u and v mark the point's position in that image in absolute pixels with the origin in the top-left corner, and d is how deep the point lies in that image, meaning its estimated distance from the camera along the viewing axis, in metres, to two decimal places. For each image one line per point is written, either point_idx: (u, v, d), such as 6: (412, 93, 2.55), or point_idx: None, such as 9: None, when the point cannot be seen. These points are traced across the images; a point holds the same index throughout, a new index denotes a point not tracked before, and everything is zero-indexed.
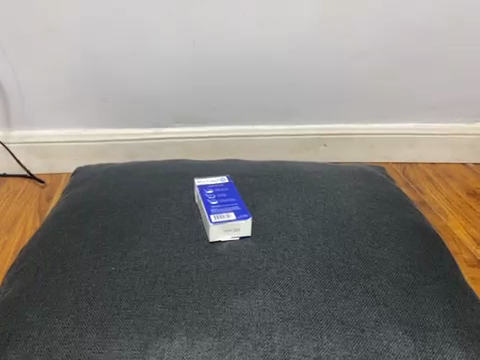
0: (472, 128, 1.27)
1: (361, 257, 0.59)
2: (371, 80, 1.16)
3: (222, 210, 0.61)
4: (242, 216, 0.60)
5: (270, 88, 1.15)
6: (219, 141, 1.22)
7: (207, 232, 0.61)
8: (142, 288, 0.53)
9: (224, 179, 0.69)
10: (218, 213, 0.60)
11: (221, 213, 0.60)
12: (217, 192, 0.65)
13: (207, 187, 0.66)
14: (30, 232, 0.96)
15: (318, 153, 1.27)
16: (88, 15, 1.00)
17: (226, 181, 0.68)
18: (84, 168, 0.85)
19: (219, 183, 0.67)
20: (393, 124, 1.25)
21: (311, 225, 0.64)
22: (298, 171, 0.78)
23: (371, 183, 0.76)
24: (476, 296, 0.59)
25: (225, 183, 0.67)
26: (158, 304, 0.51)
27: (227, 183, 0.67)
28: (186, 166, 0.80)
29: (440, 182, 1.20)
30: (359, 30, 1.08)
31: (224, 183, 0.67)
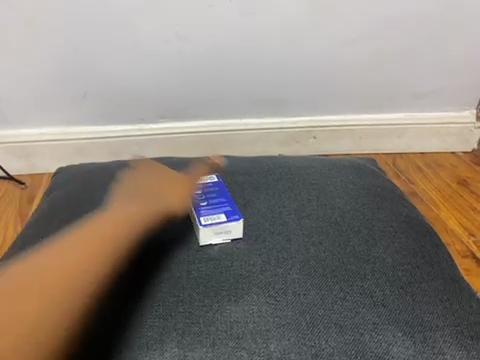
0: (462, 117, 1.25)
1: (356, 256, 0.57)
2: (358, 71, 1.14)
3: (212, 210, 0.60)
4: (234, 218, 0.58)
5: (257, 81, 1.12)
6: (207, 137, 1.19)
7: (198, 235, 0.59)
8: (133, 299, 0.51)
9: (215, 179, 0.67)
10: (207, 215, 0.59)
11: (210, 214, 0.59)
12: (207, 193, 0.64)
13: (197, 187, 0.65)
14: (11, 236, 0.92)
15: (307, 146, 1.25)
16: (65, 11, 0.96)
17: (215, 181, 0.67)
18: (65, 168, 0.81)
19: (209, 183, 0.66)
20: (382, 115, 1.23)
21: (305, 224, 0.62)
22: (290, 166, 0.75)
23: (363, 177, 0.75)
24: (474, 291, 0.58)
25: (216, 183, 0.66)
26: (150, 317, 0.49)
27: (217, 183, 0.66)
28: (173, 164, 0.77)
29: (430, 172, 1.19)
30: (346, 23, 1.06)
31: (215, 183, 0.66)
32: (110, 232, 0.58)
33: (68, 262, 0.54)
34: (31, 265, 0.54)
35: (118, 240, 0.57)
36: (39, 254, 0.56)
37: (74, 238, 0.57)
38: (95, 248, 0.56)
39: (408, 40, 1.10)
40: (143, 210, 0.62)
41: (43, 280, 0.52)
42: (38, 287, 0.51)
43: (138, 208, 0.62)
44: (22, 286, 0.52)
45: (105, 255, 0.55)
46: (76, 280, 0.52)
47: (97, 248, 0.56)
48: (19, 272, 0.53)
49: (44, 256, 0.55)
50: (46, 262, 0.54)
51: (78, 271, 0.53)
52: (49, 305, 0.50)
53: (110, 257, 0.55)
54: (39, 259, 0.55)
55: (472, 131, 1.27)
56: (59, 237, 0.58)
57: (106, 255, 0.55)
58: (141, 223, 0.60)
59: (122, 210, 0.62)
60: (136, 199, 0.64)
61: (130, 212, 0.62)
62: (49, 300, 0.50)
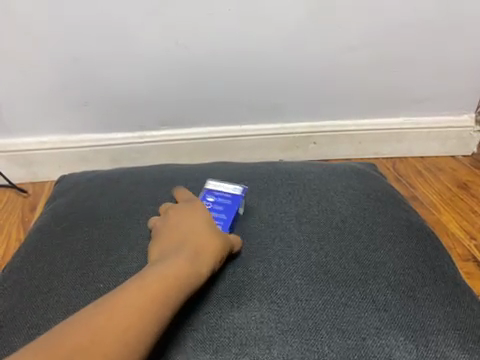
0: (460, 122, 1.25)
1: (358, 261, 0.57)
2: (356, 76, 1.15)
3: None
4: None
5: (256, 87, 1.13)
6: (207, 144, 1.19)
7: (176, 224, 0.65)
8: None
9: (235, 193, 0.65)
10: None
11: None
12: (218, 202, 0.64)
13: (214, 193, 0.66)
14: (14, 245, 0.93)
15: (307, 151, 1.25)
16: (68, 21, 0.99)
17: (234, 193, 0.65)
18: (68, 175, 0.82)
19: (228, 193, 0.65)
20: (383, 120, 1.23)
21: (306, 230, 0.62)
22: (290, 172, 0.76)
23: (364, 182, 0.75)
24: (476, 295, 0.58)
25: (235, 198, 0.65)
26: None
27: (233, 196, 0.65)
28: (174, 171, 0.77)
29: (430, 175, 1.20)
30: (342, 29, 1.08)
31: (233, 199, 0.65)
32: (176, 279, 0.48)
33: (112, 332, 0.40)
34: (113, 315, 0.42)
35: (173, 283, 0.47)
36: (103, 309, 0.43)
37: (151, 284, 0.46)
38: (158, 289, 0.46)
39: (404, 45, 1.12)
40: (207, 251, 0.53)
41: (81, 356, 0.38)
42: (107, 353, 0.39)
43: (202, 249, 0.52)
44: (90, 352, 0.38)
45: (163, 311, 0.44)
46: (135, 337, 0.41)
47: (159, 291, 0.45)
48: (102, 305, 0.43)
49: (119, 305, 0.43)
50: (109, 321, 0.41)
51: (145, 319, 0.42)
52: (117, 355, 0.39)
53: (161, 316, 0.44)
54: (94, 320, 0.41)
55: (472, 135, 1.27)
56: (138, 282, 0.46)
57: (167, 309, 0.45)
58: (198, 269, 0.50)
59: (189, 250, 0.52)
60: (198, 238, 0.54)
61: (190, 258, 0.51)
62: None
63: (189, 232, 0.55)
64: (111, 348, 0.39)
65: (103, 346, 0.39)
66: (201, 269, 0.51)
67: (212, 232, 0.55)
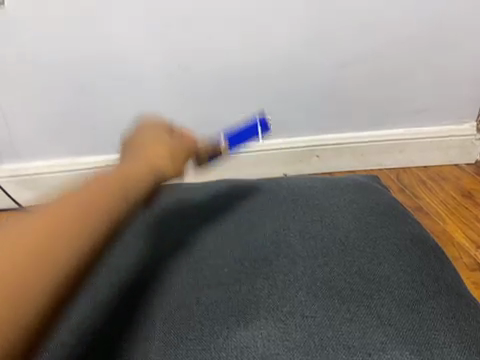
0: (460, 130, 1.26)
1: (362, 275, 0.58)
2: (354, 90, 1.18)
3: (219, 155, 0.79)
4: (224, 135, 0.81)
5: (256, 103, 1.16)
6: (212, 161, 1.21)
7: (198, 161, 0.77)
8: (146, 330, 0.52)
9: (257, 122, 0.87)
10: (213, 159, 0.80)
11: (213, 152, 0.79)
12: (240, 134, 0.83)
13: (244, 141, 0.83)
14: None
15: (310, 164, 1.26)
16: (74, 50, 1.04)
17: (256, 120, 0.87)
18: None
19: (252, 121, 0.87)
20: (384, 131, 1.24)
21: (310, 246, 0.63)
22: (293, 187, 0.77)
23: (366, 195, 0.76)
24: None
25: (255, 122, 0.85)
26: (166, 347, 0.50)
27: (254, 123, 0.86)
28: (178, 190, 0.79)
29: (434, 185, 1.20)
30: (338, 45, 1.13)
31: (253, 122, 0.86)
32: (112, 191, 0.49)
33: (47, 236, 0.42)
34: (47, 220, 0.43)
35: (121, 192, 0.50)
36: (40, 217, 0.44)
37: (86, 194, 0.48)
38: (108, 195, 0.48)
39: (399, 58, 1.16)
40: (143, 178, 0.56)
41: (16, 254, 0.40)
42: (43, 254, 0.40)
43: (138, 175, 0.56)
44: (27, 254, 0.40)
45: (101, 209, 0.46)
46: (72, 234, 0.43)
47: (94, 199, 0.47)
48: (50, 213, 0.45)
49: (54, 214, 0.44)
50: (44, 227, 0.43)
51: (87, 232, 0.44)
52: (53, 255, 0.40)
53: (102, 218, 0.46)
54: (31, 227, 0.43)
55: (474, 143, 1.28)
56: (92, 188, 0.49)
57: (107, 209, 0.47)
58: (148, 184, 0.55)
59: (125, 174, 0.55)
60: (133, 168, 0.58)
61: (145, 179, 0.56)
62: (28, 265, 0.39)
63: (129, 166, 0.59)
64: (49, 250, 0.41)
65: (39, 248, 0.41)
66: (140, 192, 0.53)
67: (147, 167, 0.60)
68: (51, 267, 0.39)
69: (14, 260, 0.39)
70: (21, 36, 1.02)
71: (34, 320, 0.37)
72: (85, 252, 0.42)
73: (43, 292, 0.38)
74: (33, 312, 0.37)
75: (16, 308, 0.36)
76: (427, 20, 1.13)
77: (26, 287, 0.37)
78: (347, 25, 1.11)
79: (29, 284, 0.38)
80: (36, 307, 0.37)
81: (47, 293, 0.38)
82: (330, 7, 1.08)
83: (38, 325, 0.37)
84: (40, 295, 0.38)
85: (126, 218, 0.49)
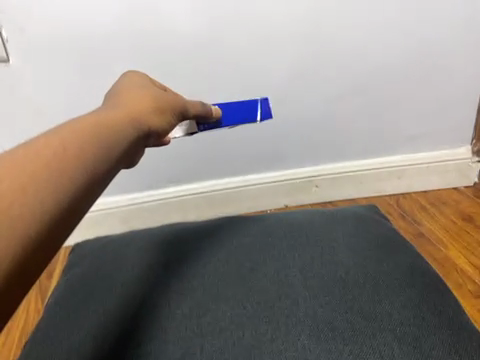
0: (457, 154, 1.31)
1: (363, 314, 0.59)
2: (350, 121, 1.23)
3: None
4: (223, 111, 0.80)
5: (254, 138, 1.20)
6: (213, 196, 1.23)
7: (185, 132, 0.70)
8: None
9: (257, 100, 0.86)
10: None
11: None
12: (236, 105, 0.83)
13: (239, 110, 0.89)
14: (33, 315, 0.98)
15: (310, 194, 1.29)
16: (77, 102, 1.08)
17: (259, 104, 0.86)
18: (81, 243, 0.86)
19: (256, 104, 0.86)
20: (381, 159, 1.29)
21: (311, 285, 0.64)
22: (293, 223, 0.78)
23: (366, 228, 0.77)
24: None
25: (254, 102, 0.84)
26: None
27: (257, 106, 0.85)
28: (180, 230, 0.80)
29: (434, 210, 1.23)
30: (331, 81, 1.18)
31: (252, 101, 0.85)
32: (129, 115, 0.47)
33: (63, 147, 0.38)
34: (67, 129, 0.40)
35: (109, 134, 0.42)
36: (57, 129, 0.40)
37: (105, 116, 0.44)
38: (90, 135, 0.40)
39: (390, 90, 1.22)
40: (158, 101, 0.52)
41: (31, 156, 0.35)
42: (55, 154, 0.37)
43: (148, 101, 0.51)
44: (40, 153, 0.36)
45: (120, 133, 0.44)
46: (87, 151, 0.39)
47: (116, 121, 0.44)
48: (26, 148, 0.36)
49: (72, 126, 0.41)
50: (65, 131, 0.40)
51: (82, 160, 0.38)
52: (65, 159, 0.37)
53: (118, 139, 0.43)
54: (51, 134, 0.39)
55: (471, 165, 1.33)
56: (70, 126, 0.41)
57: (125, 132, 0.44)
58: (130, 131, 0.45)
59: (137, 97, 0.50)
60: (138, 97, 0.51)
61: (124, 125, 0.45)
62: (42, 168, 0.35)
63: (133, 89, 0.53)
64: (61, 154, 0.37)
65: (53, 150, 0.37)
66: (159, 123, 0.50)
67: (153, 95, 0.52)
68: (64, 174, 0.36)
69: (27, 163, 0.35)
70: (24, 90, 1.05)
71: (36, 233, 0.33)
72: (80, 186, 0.37)
73: (50, 198, 0.34)
74: (38, 212, 0.33)
75: (21, 206, 0.32)
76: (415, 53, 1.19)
77: (34, 192, 0.33)
78: (338, 62, 1.16)
79: (37, 188, 0.34)
80: (42, 216, 0.33)
81: (57, 191, 0.35)
82: (318, 45, 1.14)
83: (38, 229, 0.33)
84: (47, 197, 0.34)
85: (141, 135, 0.47)
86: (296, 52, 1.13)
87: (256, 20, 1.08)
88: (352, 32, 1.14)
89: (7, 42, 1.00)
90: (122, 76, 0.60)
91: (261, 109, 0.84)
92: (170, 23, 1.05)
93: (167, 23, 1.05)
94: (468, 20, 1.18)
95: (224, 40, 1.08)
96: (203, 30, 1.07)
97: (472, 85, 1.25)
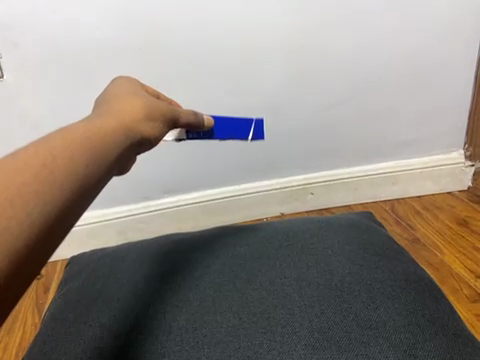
0: (451, 158, 1.35)
1: (359, 322, 0.60)
2: (346, 128, 1.25)
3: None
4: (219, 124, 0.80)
5: (250, 147, 1.21)
6: (209, 205, 1.24)
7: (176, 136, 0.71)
8: None
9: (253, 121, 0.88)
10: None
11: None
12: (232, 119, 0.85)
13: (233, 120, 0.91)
14: (31, 330, 0.98)
15: (306, 201, 1.31)
16: (72, 113, 1.08)
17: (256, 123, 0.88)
18: (77, 256, 0.86)
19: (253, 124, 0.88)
20: (375, 165, 1.32)
21: (307, 294, 0.64)
22: (288, 231, 0.79)
23: (360, 235, 0.78)
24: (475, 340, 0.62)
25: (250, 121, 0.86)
26: None
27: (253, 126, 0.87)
28: (176, 242, 0.81)
29: (430, 215, 1.26)
30: (325, 89, 1.20)
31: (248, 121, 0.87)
32: (119, 124, 0.47)
33: (52, 158, 0.38)
34: (56, 139, 0.40)
35: (99, 141, 0.43)
36: (45, 140, 0.40)
37: (94, 125, 0.44)
38: (80, 143, 0.41)
39: (385, 96, 1.24)
40: (148, 108, 0.52)
41: (19, 168, 0.36)
42: (44, 166, 0.37)
43: (139, 108, 0.51)
44: (28, 165, 0.37)
45: (110, 142, 0.44)
46: (78, 160, 0.40)
47: (105, 130, 0.45)
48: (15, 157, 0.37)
49: (60, 137, 0.41)
50: (54, 142, 0.40)
51: (70, 169, 0.39)
52: (54, 171, 0.37)
53: (108, 148, 0.43)
54: (40, 145, 0.39)
55: (464, 169, 1.36)
56: (61, 134, 0.41)
57: (116, 140, 0.45)
58: (121, 138, 0.46)
59: (127, 106, 0.51)
60: (128, 105, 0.51)
61: (115, 132, 0.46)
62: (32, 180, 0.36)
63: (122, 97, 0.53)
64: (49, 166, 0.37)
65: (42, 161, 0.37)
66: (149, 131, 0.51)
67: (143, 102, 0.53)
68: (53, 186, 0.37)
69: (16, 175, 0.35)
70: (20, 104, 1.05)
71: (26, 244, 0.33)
72: (68, 195, 0.37)
73: (40, 209, 0.35)
74: (28, 224, 0.34)
75: (11, 219, 0.33)
76: (408, 60, 1.22)
77: (24, 204, 0.34)
78: (331, 70, 1.18)
79: (27, 200, 0.35)
80: (32, 227, 0.34)
81: (48, 203, 0.36)
82: (311, 53, 1.15)
83: (29, 241, 0.34)
84: (37, 209, 0.35)
85: (132, 144, 0.47)
86: (289, 62, 1.14)
87: (250, 31, 1.09)
88: (344, 41, 1.16)
89: (3, 58, 1.00)
90: (115, 80, 0.61)
91: (254, 129, 0.87)
92: (166, 36, 1.06)
93: (162, 35, 1.05)
94: (457, 28, 1.21)
95: (219, 52, 1.10)
96: (198, 42, 1.08)
97: (462, 91, 1.29)
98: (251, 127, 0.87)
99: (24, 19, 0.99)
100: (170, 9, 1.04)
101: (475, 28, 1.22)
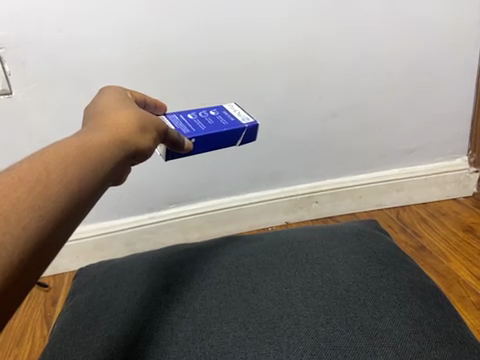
0: (455, 165, 1.36)
1: (364, 332, 0.60)
2: (349, 137, 1.26)
3: (186, 119, 0.71)
4: (195, 122, 0.70)
5: (254, 157, 1.22)
6: (215, 215, 1.25)
7: (162, 151, 0.66)
8: None
9: (244, 124, 0.70)
10: (177, 117, 0.72)
11: (178, 124, 0.69)
12: (219, 122, 0.70)
13: (223, 110, 0.75)
14: (40, 342, 0.99)
15: (311, 210, 1.32)
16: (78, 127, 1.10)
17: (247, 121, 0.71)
18: (83, 269, 0.87)
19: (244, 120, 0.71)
20: (378, 172, 1.32)
21: (312, 303, 0.65)
22: (292, 240, 0.80)
23: (364, 243, 0.78)
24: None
25: (240, 127, 0.69)
26: None
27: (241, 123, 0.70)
28: (182, 252, 0.82)
29: (435, 222, 1.27)
30: (328, 98, 1.21)
31: (238, 124, 0.70)
32: (113, 137, 0.48)
33: (48, 172, 0.40)
34: (50, 154, 0.42)
35: (93, 155, 0.44)
36: (39, 155, 0.42)
37: (86, 139, 0.46)
38: (74, 157, 0.43)
39: (386, 104, 1.25)
40: (143, 119, 0.53)
41: (14, 184, 0.38)
42: (39, 180, 0.39)
43: (133, 119, 0.52)
44: (23, 179, 0.38)
45: (103, 155, 0.45)
46: (72, 174, 0.42)
47: (98, 144, 0.46)
48: (11, 171, 0.39)
49: (55, 151, 0.43)
50: (49, 157, 0.42)
51: (65, 182, 0.40)
52: (49, 185, 0.39)
53: (101, 161, 0.45)
54: (34, 160, 0.41)
55: (468, 175, 1.37)
56: (56, 148, 0.43)
57: (111, 153, 0.47)
58: (114, 151, 0.47)
59: (120, 117, 0.52)
60: (120, 116, 0.52)
61: (109, 145, 0.47)
62: (27, 196, 0.37)
63: (115, 108, 0.54)
64: (44, 181, 0.39)
65: (36, 176, 0.39)
66: (144, 141, 0.52)
67: (136, 113, 0.54)
68: (47, 200, 0.38)
69: (10, 191, 0.37)
70: (28, 120, 1.07)
71: (21, 258, 0.35)
72: (63, 207, 0.39)
73: (35, 223, 0.37)
74: (23, 238, 0.36)
75: (6, 234, 0.35)
76: (408, 69, 1.23)
77: (19, 219, 0.36)
78: (332, 80, 1.19)
79: (23, 215, 0.36)
80: (27, 242, 0.36)
81: (43, 218, 0.37)
82: (312, 64, 1.17)
83: (23, 254, 0.36)
84: (32, 223, 0.37)
85: (126, 155, 0.49)
86: (291, 73, 1.16)
87: (251, 43, 1.11)
88: (345, 52, 1.17)
89: (10, 75, 1.03)
90: (107, 90, 0.62)
91: (245, 135, 0.70)
92: (170, 51, 1.08)
93: (166, 50, 1.08)
94: (457, 37, 1.23)
95: (222, 65, 1.11)
96: (201, 56, 1.10)
97: (464, 98, 1.30)
98: (242, 133, 0.69)
99: (32, 36, 1.01)
100: (173, 24, 1.06)
101: (475, 35, 1.24)
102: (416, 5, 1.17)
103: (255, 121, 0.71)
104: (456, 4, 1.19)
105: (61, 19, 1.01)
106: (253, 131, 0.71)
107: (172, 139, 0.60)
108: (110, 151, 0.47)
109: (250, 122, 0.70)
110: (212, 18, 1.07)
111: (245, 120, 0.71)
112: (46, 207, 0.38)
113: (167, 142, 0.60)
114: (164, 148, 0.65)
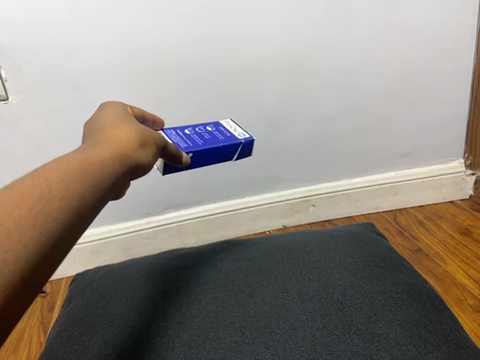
0: (451, 167, 1.37)
1: (361, 335, 0.60)
2: (346, 141, 1.27)
3: (184, 134, 0.71)
4: (191, 136, 0.70)
5: (252, 161, 1.22)
6: (212, 220, 1.25)
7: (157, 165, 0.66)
8: None
9: (240, 139, 0.70)
10: (174, 133, 0.72)
11: (175, 139, 0.70)
12: (215, 137, 0.71)
13: (220, 126, 0.75)
14: (36, 349, 0.98)
15: (308, 214, 1.32)
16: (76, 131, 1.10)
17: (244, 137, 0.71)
18: (79, 274, 0.86)
19: (242, 135, 0.72)
20: (375, 176, 1.33)
21: (309, 308, 0.65)
22: (289, 245, 0.80)
23: (360, 246, 0.78)
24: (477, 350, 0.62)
25: (236, 142, 0.70)
26: None
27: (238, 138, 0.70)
28: (179, 257, 0.82)
29: (433, 226, 1.27)
30: (325, 101, 1.21)
31: (234, 139, 0.70)
32: (113, 152, 0.49)
33: (49, 189, 0.40)
34: (51, 170, 0.42)
35: (92, 171, 0.44)
36: (41, 170, 0.42)
37: (87, 154, 0.46)
38: (73, 174, 0.43)
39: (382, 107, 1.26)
40: (142, 135, 0.54)
41: (16, 200, 0.38)
42: (40, 196, 0.39)
43: (133, 134, 0.52)
44: (26, 196, 0.38)
45: (102, 171, 0.45)
46: (73, 190, 0.42)
47: (98, 159, 0.46)
48: (12, 187, 0.39)
49: (56, 167, 0.43)
50: (50, 173, 0.42)
51: (65, 199, 0.40)
52: (49, 202, 0.39)
53: (101, 174, 0.45)
54: (36, 176, 0.41)
55: (464, 177, 1.38)
56: (56, 164, 0.43)
57: (110, 168, 0.47)
58: (113, 167, 0.47)
59: (121, 132, 0.52)
60: (121, 131, 0.52)
61: (108, 161, 0.47)
62: (28, 213, 0.37)
63: (115, 123, 0.55)
64: (45, 197, 0.39)
65: (38, 193, 0.39)
66: (143, 156, 0.52)
67: (136, 128, 0.54)
68: (49, 216, 0.38)
69: (13, 208, 0.37)
70: (25, 125, 1.07)
71: (22, 276, 0.35)
72: (64, 224, 0.39)
73: (36, 239, 0.37)
74: (23, 256, 0.36)
75: (8, 252, 0.35)
76: (405, 72, 1.24)
77: (21, 237, 0.36)
78: (329, 84, 1.20)
79: (24, 232, 0.36)
80: (28, 259, 0.36)
81: (43, 234, 0.37)
82: (310, 67, 1.17)
83: (24, 272, 0.35)
84: (33, 240, 0.37)
85: (126, 170, 0.49)
86: (288, 77, 1.16)
87: (249, 47, 1.12)
88: (343, 55, 1.18)
89: (7, 80, 1.03)
90: (104, 105, 0.62)
91: (241, 150, 0.70)
92: (168, 56, 1.08)
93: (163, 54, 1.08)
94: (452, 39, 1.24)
95: (219, 68, 1.12)
96: (198, 59, 1.10)
97: (460, 101, 1.31)
98: (238, 148, 0.70)
99: (29, 42, 1.01)
100: (172, 29, 1.07)
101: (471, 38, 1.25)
102: (413, 8, 1.18)
103: (251, 137, 0.71)
104: (452, 8, 1.20)
105: (58, 24, 1.01)
106: (250, 146, 0.71)
107: (171, 153, 0.61)
108: (110, 167, 0.47)
109: (246, 137, 0.71)
110: (211, 22, 1.08)
111: (241, 136, 0.71)
112: (47, 224, 0.38)
113: (166, 156, 0.60)
114: (162, 162, 0.65)
